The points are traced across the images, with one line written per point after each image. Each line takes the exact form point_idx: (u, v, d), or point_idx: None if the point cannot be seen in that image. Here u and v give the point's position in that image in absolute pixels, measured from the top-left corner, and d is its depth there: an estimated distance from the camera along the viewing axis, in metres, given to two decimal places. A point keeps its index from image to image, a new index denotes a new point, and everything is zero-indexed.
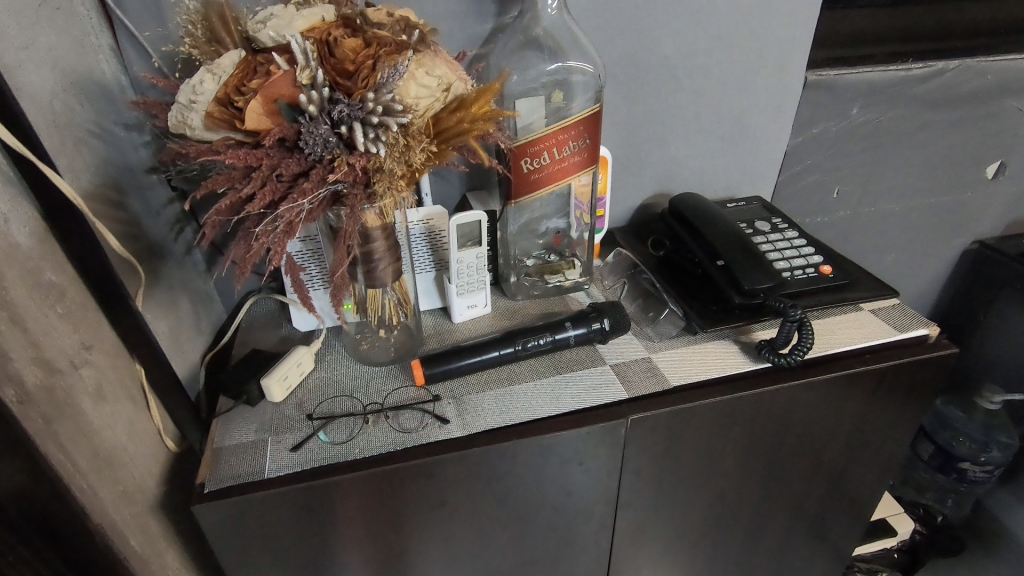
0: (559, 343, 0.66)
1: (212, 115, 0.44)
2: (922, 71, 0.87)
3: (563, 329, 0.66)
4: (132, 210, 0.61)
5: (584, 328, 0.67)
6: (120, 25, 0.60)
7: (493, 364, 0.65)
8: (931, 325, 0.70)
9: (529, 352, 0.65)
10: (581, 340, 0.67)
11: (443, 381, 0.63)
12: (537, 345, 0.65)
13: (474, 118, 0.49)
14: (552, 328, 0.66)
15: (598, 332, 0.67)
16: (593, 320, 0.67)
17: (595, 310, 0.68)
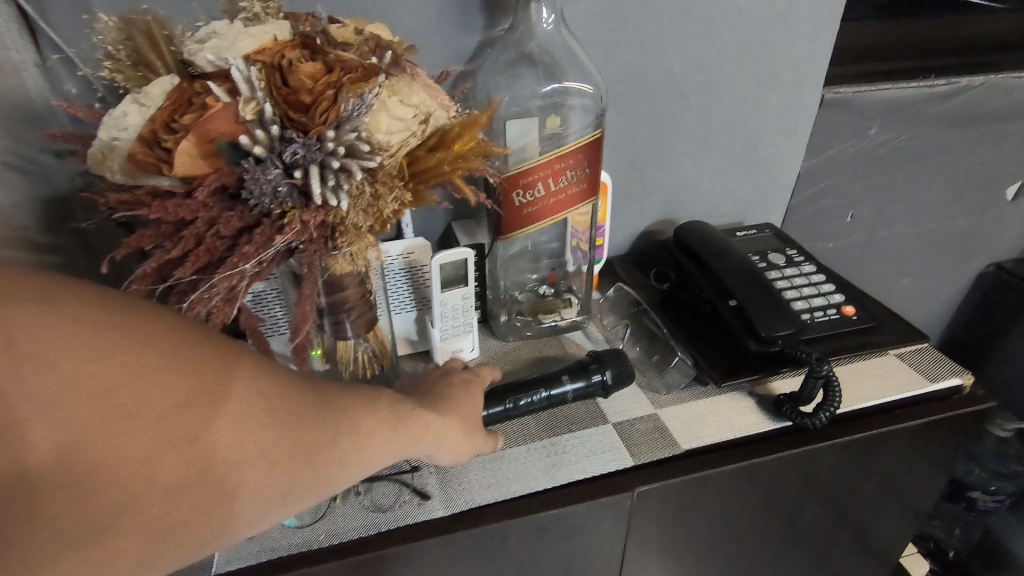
0: (555, 399, 0.57)
1: (135, 158, 0.36)
2: (946, 88, 0.80)
3: (559, 383, 0.57)
4: (64, 254, 0.53)
5: (583, 380, 0.58)
6: (44, 37, 0.51)
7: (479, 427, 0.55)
8: (964, 373, 0.64)
9: (520, 412, 0.56)
10: (581, 395, 0.58)
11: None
12: (530, 403, 0.56)
13: (456, 156, 0.43)
14: (546, 381, 0.57)
15: (599, 385, 0.58)
16: (593, 371, 0.58)
17: (594, 359, 0.60)
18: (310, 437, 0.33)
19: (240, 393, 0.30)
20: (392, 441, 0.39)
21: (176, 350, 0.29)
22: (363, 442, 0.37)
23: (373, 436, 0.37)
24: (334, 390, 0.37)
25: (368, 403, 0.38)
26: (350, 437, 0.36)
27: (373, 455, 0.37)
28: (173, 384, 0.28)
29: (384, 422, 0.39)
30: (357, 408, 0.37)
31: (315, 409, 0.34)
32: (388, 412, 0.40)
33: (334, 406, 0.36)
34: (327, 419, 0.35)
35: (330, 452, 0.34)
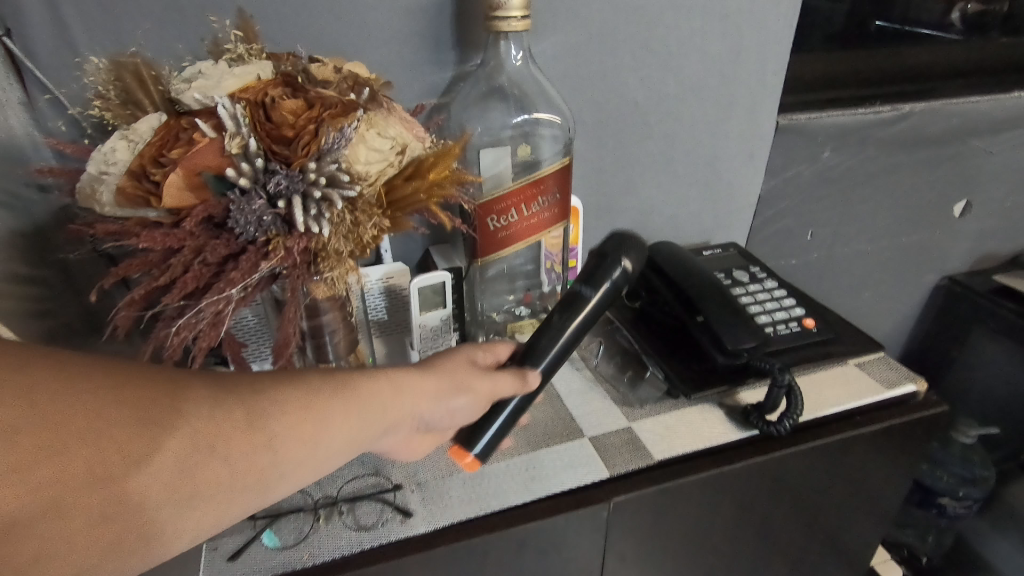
0: (593, 310, 0.52)
1: (125, 191, 0.38)
2: (891, 113, 0.86)
3: (585, 292, 0.52)
4: (46, 286, 0.54)
5: (606, 281, 0.52)
6: (30, 77, 0.53)
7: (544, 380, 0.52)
8: (917, 380, 0.67)
9: (572, 337, 0.52)
10: (610, 295, 0.53)
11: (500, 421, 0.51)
12: (573, 326, 0.52)
13: (431, 184, 0.45)
14: (568, 305, 0.52)
15: (625, 272, 0.53)
16: (609, 262, 0.52)
17: (602, 253, 0.53)
18: (269, 432, 0.35)
19: (195, 415, 0.32)
20: (363, 421, 0.40)
21: (127, 390, 0.30)
22: (326, 425, 0.38)
23: (338, 417, 0.39)
24: (294, 377, 0.38)
25: (333, 386, 0.39)
26: (311, 425, 0.37)
27: (340, 437, 0.39)
28: (129, 421, 0.30)
29: (352, 401, 0.40)
30: (318, 393, 0.38)
31: (271, 400, 0.36)
32: (355, 389, 0.40)
33: (294, 394, 0.37)
34: (285, 409, 0.36)
35: (294, 443, 0.36)
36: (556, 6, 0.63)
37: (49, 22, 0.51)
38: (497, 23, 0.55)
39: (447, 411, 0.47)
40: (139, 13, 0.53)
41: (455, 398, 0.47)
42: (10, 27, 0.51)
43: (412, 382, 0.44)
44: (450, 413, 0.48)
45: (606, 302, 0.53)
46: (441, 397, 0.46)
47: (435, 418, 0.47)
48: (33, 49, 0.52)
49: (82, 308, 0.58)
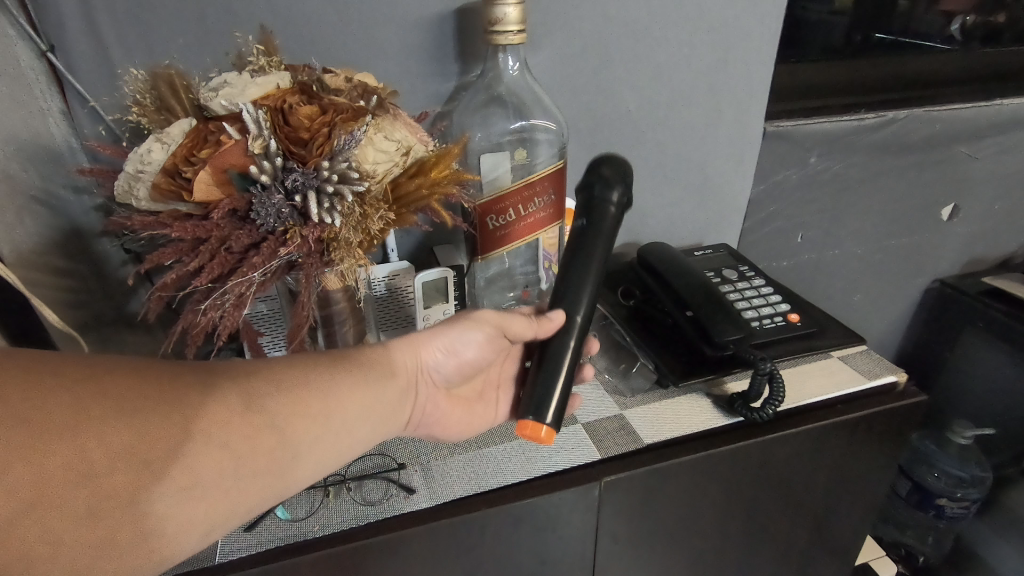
0: (593, 228, 0.53)
1: (160, 186, 0.42)
2: (874, 120, 0.90)
3: (577, 222, 0.54)
4: (80, 279, 0.59)
5: (586, 203, 0.55)
6: (70, 88, 0.58)
7: (586, 319, 0.51)
8: (898, 371, 0.70)
9: (590, 259, 0.52)
10: (614, 219, 0.54)
11: (560, 368, 0.49)
12: (581, 252, 0.53)
13: (434, 182, 0.50)
14: (580, 243, 0.53)
15: (605, 183, 0.54)
16: (586, 186, 0.55)
17: (581, 185, 0.56)
18: (278, 407, 0.41)
19: (199, 431, 0.37)
20: (365, 388, 0.46)
21: (143, 407, 0.35)
22: (330, 396, 0.44)
23: (340, 389, 0.45)
24: (295, 361, 0.44)
25: (330, 365, 0.45)
26: (314, 397, 0.43)
27: (348, 406, 0.44)
28: (141, 435, 0.35)
29: (348, 375, 0.46)
30: (317, 372, 0.44)
31: (274, 381, 0.42)
32: (349, 365, 0.47)
33: (295, 374, 0.43)
34: (287, 386, 0.42)
35: (304, 416, 0.42)
36: (551, 21, 0.68)
37: (86, 37, 0.56)
38: (495, 36, 0.59)
39: (453, 349, 0.54)
40: (171, 28, 0.58)
41: (461, 339, 0.54)
42: (53, 43, 0.55)
43: (401, 337, 0.52)
44: (462, 351, 0.54)
45: (601, 216, 0.54)
46: (437, 336, 0.53)
47: (441, 358, 0.54)
48: (74, 61, 0.56)
49: (111, 301, 0.63)
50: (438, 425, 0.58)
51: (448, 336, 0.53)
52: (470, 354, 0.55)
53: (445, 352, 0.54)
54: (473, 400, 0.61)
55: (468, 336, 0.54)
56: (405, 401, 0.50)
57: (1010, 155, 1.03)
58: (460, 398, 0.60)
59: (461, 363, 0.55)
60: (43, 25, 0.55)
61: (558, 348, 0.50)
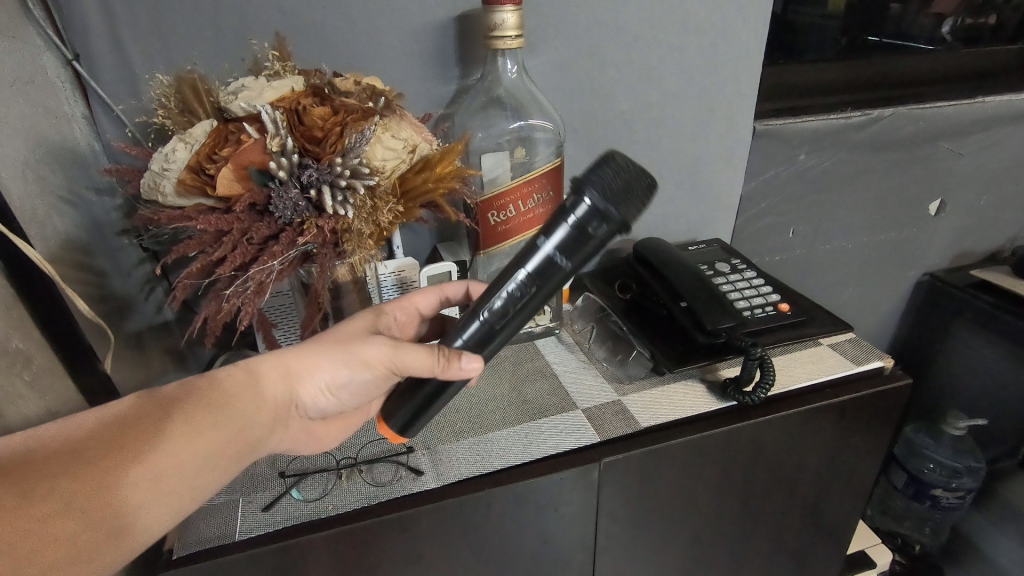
0: (557, 265, 0.41)
1: (185, 182, 0.46)
2: (861, 118, 0.93)
3: (541, 245, 0.41)
4: (105, 274, 0.62)
5: (564, 227, 0.40)
6: (94, 95, 0.62)
7: (497, 344, 0.47)
8: (886, 357, 0.73)
9: (534, 297, 0.43)
10: (573, 256, 0.41)
11: (444, 394, 0.50)
12: (527, 285, 0.42)
13: (439, 177, 0.53)
14: (519, 258, 0.42)
15: (600, 212, 0.38)
16: (578, 202, 0.39)
17: (573, 186, 0.39)
18: (98, 467, 0.36)
19: (159, 426, 0.40)
20: (256, 398, 0.47)
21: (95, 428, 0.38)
22: (166, 439, 0.40)
23: (176, 432, 0.41)
24: (113, 415, 0.40)
25: (160, 410, 0.41)
26: (140, 447, 0.39)
27: (188, 446, 0.41)
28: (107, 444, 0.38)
29: (183, 414, 0.42)
30: (145, 420, 0.40)
31: (81, 443, 0.37)
32: (194, 400, 0.43)
33: (111, 430, 0.39)
34: (100, 446, 0.37)
35: (238, 399, 0.46)
36: (546, 26, 0.72)
37: (109, 46, 0.60)
38: (495, 41, 0.63)
39: (332, 389, 0.51)
40: (191, 37, 0.62)
41: (345, 374, 0.51)
42: (78, 51, 0.59)
43: (277, 364, 0.50)
44: (342, 387, 0.52)
45: (576, 253, 0.40)
46: (315, 370, 0.51)
47: (319, 398, 0.52)
48: (96, 69, 0.61)
49: (133, 296, 0.67)
50: (308, 444, 0.56)
51: (327, 371, 0.51)
52: (356, 387, 0.52)
53: (326, 383, 0.51)
54: (354, 417, 0.59)
55: (353, 375, 0.51)
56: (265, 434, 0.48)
57: (994, 152, 1.06)
58: (340, 418, 0.58)
59: (340, 396, 0.52)
60: (68, 35, 0.59)
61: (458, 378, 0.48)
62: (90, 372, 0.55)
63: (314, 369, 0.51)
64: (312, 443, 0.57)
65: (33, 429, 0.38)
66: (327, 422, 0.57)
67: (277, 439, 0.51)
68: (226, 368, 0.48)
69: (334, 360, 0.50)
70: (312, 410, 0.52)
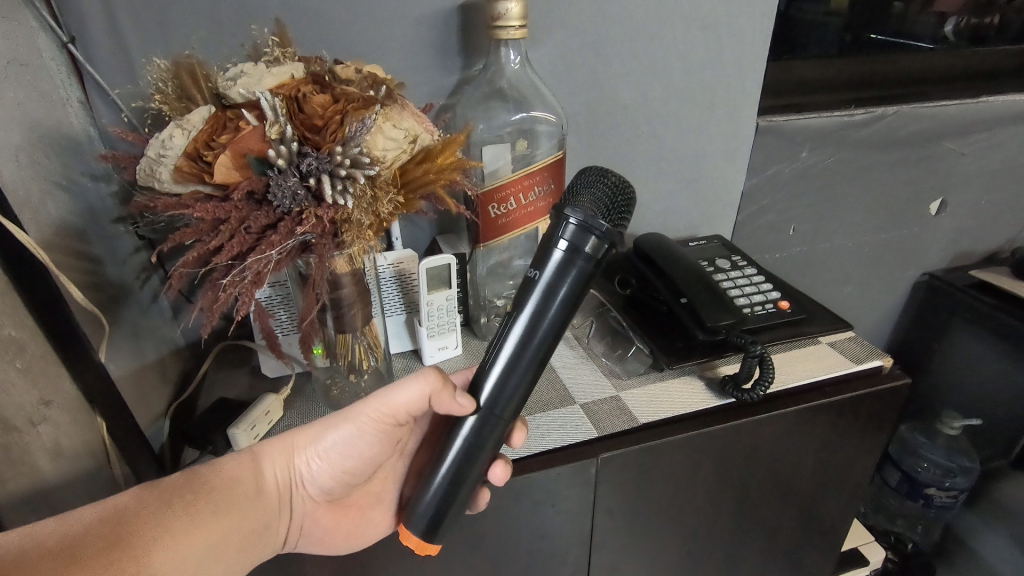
0: (558, 293, 0.40)
1: (182, 169, 0.45)
2: (864, 116, 0.93)
3: (537, 277, 0.40)
4: (100, 262, 0.61)
5: (555, 252, 0.39)
6: (90, 79, 0.61)
7: (517, 405, 0.45)
8: (885, 356, 0.73)
9: (546, 335, 0.41)
10: (568, 279, 0.39)
11: (477, 462, 0.46)
12: (532, 322, 0.41)
13: (440, 168, 0.52)
14: (517, 297, 0.41)
15: (587, 228, 0.38)
16: (563, 224, 0.39)
17: (555, 212, 0.40)
18: (100, 564, 0.37)
19: (172, 514, 0.43)
20: (253, 489, 0.50)
21: (110, 521, 0.40)
22: (168, 532, 0.42)
23: (178, 524, 0.43)
24: (113, 510, 0.41)
25: (162, 500, 0.43)
26: (141, 540, 0.40)
27: (189, 537, 0.43)
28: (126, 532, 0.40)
29: (184, 505, 0.44)
30: (145, 514, 0.42)
31: (81, 539, 0.38)
32: (197, 490, 0.46)
33: (112, 526, 0.40)
34: (103, 541, 0.38)
35: (240, 489, 0.49)
36: (551, 17, 0.71)
37: (106, 29, 0.59)
38: (498, 31, 0.62)
39: (326, 457, 0.53)
40: (190, 23, 0.61)
41: (333, 438, 0.52)
42: (74, 34, 0.59)
43: (276, 446, 0.53)
44: (334, 454, 0.53)
45: (574, 275, 0.39)
46: (311, 441, 0.53)
47: (314, 468, 0.53)
48: (92, 52, 0.60)
49: (128, 284, 0.66)
50: (317, 534, 0.55)
51: (318, 441, 0.52)
52: (350, 449, 0.53)
53: (320, 451, 0.52)
54: (365, 505, 0.58)
55: (341, 434, 0.52)
56: (271, 521, 0.51)
57: (995, 152, 1.06)
58: (349, 505, 0.57)
59: (333, 461, 0.53)
60: (64, 16, 0.58)
61: (480, 430, 0.45)
62: (83, 361, 0.54)
63: (309, 442, 0.53)
64: (323, 538, 0.55)
65: (30, 526, 0.38)
66: (334, 506, 0.56)
67: (283, 528, 0.52)
68: (230, 458, 0.51)
69: (327, 429, 0.52)
70: (315, 488, 0.54)
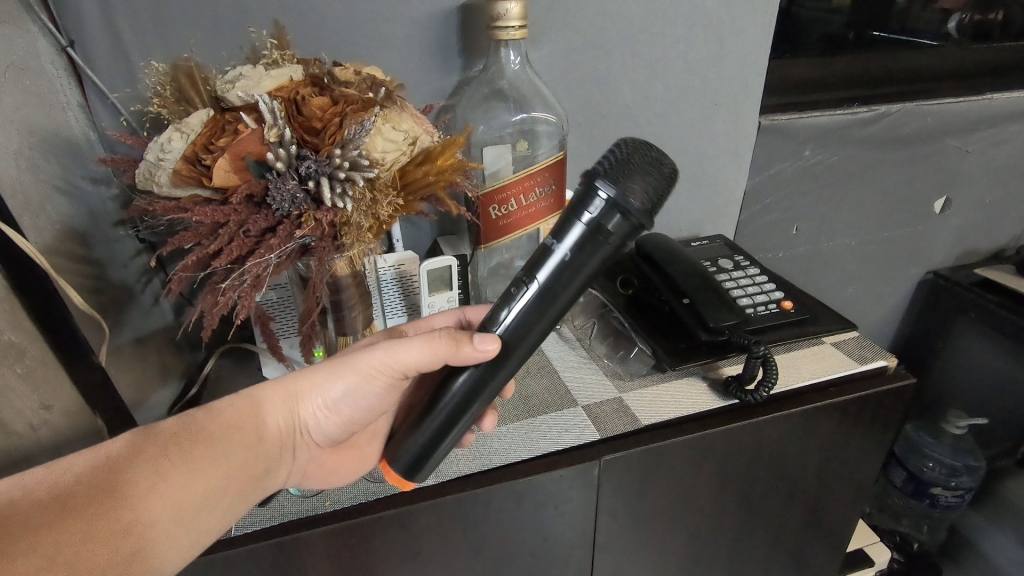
0: (572, 267, 0.39)
1: (180, 173, 0.45)
2: (867, 114, 0.92)
3: (554, 246, 0.39)
4: (101, 265, 0.61)
5: (578, 226, 0.38)
6: (89, 83, 0.61)
7: (515, 365, 0.45)
8: (889, 356, 0.72)
9: (553, 307, 0.41)
10: (586, 257, 0.38)
11: (467, 413, 0.47)
12: (541, 291, 0.40)
13: (440, 170, 0.52)
14: (532, 262, 0.40)
15: (615, 207, 0.36)
16: (591, 196, 0.37)
17: (587, 179, 0.38)
18: (88, 514, 0.37)
19: (166, 460, 0.42)
20: (253, 434, 0.49)
21: (101, 469, 0.39)
22: (161, 480, 0.41)
23: (174, 472, 0.42)
24: (104, 459, 0.40)
25: (157, 447, 0.42)
26: (131, 491, 0.39)
27: (184, 483, 0.42)
28: (115, 482, 0.39)
29: (180, 453, 0.43)
30: (137, 462, 0.41)
31: (69, 491, 0.37)
32: (194, 435, 0.45)
33: (102, 475, 0.39)
34: (92, 492, 0.38)
35: (240, 433, 0.48)
36: (551, 17, 0.71)
37: (106, 33, 0.59)
38: (498, 31, 0.62)
39: (332, 407, 0.53)
40: (189, 25, 0.61)
41: (340, 389, 0.52)
42: (73, 38, 0.59)
43: (279, 392, 0.52)
44: (340, 403, 0.53)
45: (593, 253, 0.38)
46: (317, 389, 0.52)
47: (321, 417, 0.54)
48: (91, 56, 0.60)
49: (129, 287, 0.66)
50: (321, 476, 0.56)
51: (324, 390, 0.53)
52: (357, 400, 0.54)
53: (326, 400, 0.53)
54: (360, 443, 0.62)
55: (348, 387, 0.52)
56: (271, 465, 0.51)
57: (999, 149, 1.05)
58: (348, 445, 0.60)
59: (340, 411, 0.54)
60: (63, 20, 0.58)
61: (476, 383, 0.45)
62: (84, 365, 0.54)
63: (315, 390, 0.52)
64: (324, 476, 0.56)
65: (22, 476, 0.38)
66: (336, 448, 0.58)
67: (284, 469, 0.53)
68: (231, 399, 0.50)
69: (332, 377, 0.52)
70: (320, 435, 0.54)
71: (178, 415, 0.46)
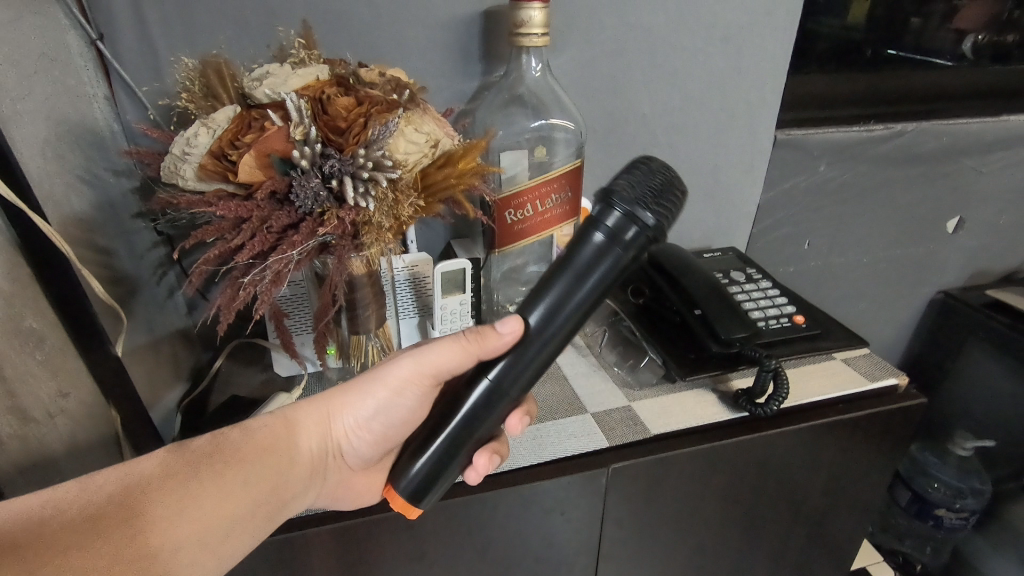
0: (589, 276, 0.40)
1: (205, 167, 0.46)
2: (884, 132, 0.93)
3: (570, 258, 0.40)
4: (119, 257, 0.61)
5: (594, 239, 0.39)
6: (116, 76, 0.62)
7: (529, 380, 0.45)
8: (900, 374, 0.72)
9: (570, 317, 0.42)
10: (603, 267, 0.39)
11: (475, 428, 0.47)
12: (557, 304, 0.41)
13: (461, 173, 0.52)
14: (552, 274, 0.41)
15: (631, 219, 0.38)
16: (607, 211, 0.39)
17: (602, 196, 0.39)
18: (116, 533, 0.37)
19: (195, 480, 0.42)
20: (282, 460, 0.49)
21: (133, 486, 0.40)
22: (190, 502, 0.41)
23: (203, 494, 0.42)
24: (137, 476, 0.41)
25: (190, 467, 0.43)
26: (159, 513, 0.39)
27: (209, 508, 0.42)
28: (146, 500, 0.39)
29: (211, 474, 0.43)
30: (171, 481, 0.41)
31: (101, 509, 0.37)
32: (225, 458, 0.45)
33: (133, 495, 0.39)
34: (124, 509, 0.38)
35: (273, 456, 0.49)
36: (574, 26, 0.71)
37: (135, 28, 0.60)
38: (520, 38, 0.62)
39: (362, 424, 0.54)
40: (216, 22, 0.62)
41: (369, 405, 0.53)
42: (102, 31, 0.59)
43: (310, 409, 0.54)
44: (370, 420, 0.54)
45: (610, 261, 0.39)
46: (346, 410, 0.54)
47: (354, 438, 0.55)
48: (119, 49, 0.61)
49: (145, 279, 0.66)
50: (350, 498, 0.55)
51: (355, 409, 0.54)
52: (388, 416, 0.54)
53: (357, 419, 0.54)
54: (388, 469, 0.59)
55: (377, 400, 0.53)
56: (300, 490, 0.51)
57: (1013, 171, 1.05)
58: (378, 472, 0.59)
59: (372, 428, 0.55)
60: (93, 14, 0.59)
61: (489, 399, 0.45)
62: (99, 354, 0.55)
63: (343, 410, 0.54)
64: (354, 499, 0.55)
65: (54, 489, 0.38)
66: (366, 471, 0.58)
67: (313, 492, 0.53)
68: (266, 420, 0.51)
69: (359, 397, 0.54)
70: (352, 456, 0.56)
71: (210, 434, 0.47)
